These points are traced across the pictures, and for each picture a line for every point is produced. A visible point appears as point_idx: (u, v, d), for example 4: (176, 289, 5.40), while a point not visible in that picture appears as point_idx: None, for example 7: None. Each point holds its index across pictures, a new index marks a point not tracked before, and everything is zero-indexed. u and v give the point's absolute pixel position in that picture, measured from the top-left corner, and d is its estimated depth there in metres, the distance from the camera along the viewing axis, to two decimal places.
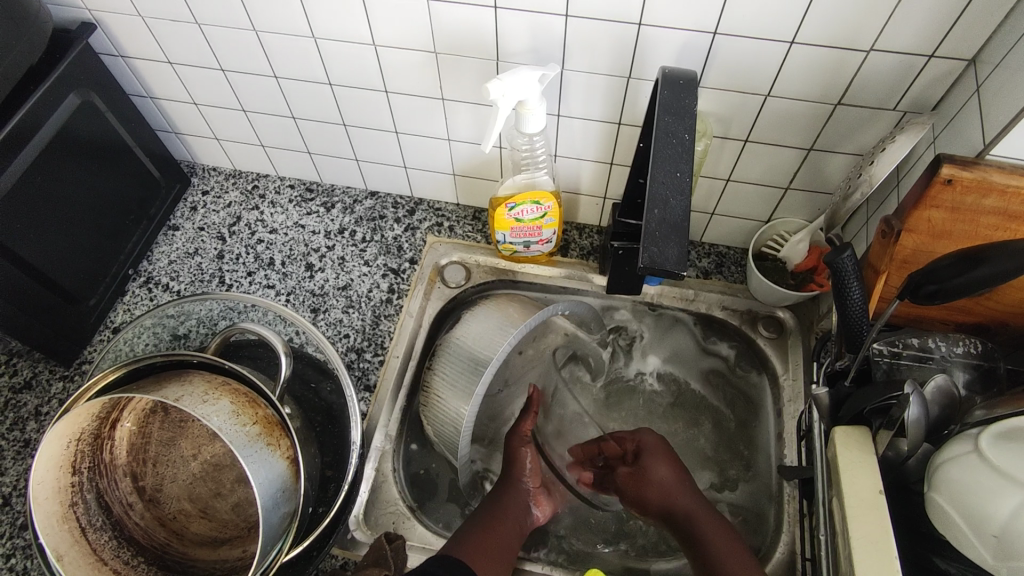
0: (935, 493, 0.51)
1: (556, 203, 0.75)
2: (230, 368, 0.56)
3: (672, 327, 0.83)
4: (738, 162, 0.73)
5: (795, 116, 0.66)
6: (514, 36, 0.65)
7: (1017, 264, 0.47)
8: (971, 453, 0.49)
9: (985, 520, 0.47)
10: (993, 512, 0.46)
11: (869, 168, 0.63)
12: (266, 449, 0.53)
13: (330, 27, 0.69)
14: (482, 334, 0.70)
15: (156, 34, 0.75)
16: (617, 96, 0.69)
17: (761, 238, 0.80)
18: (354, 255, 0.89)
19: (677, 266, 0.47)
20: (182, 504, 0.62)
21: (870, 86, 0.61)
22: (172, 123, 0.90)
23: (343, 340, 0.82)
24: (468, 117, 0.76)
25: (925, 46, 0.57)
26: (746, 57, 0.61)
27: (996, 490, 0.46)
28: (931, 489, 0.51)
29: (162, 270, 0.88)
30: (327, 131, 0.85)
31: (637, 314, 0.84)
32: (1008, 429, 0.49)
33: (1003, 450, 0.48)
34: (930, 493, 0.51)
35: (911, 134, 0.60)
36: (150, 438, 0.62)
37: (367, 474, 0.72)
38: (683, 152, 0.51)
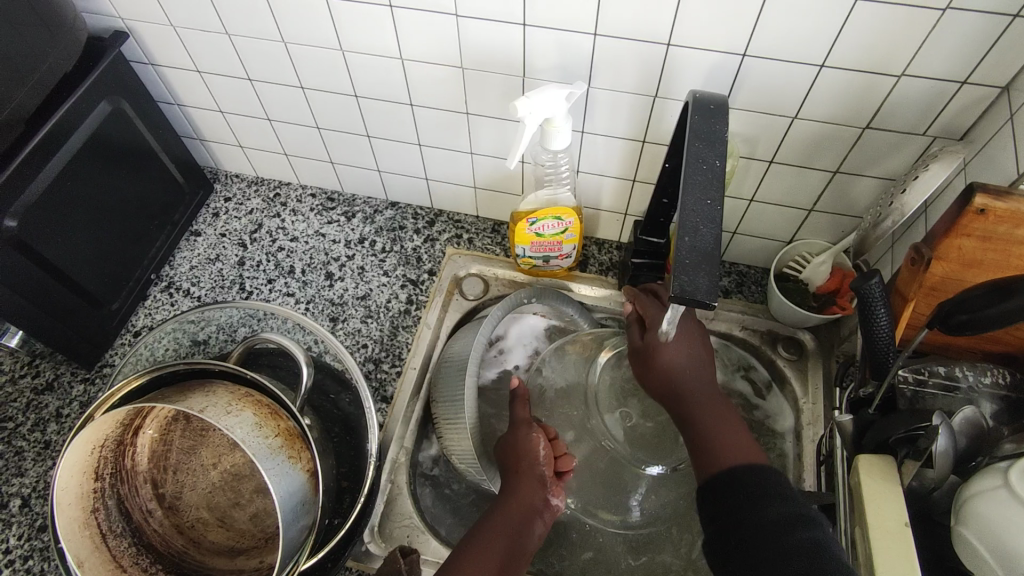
0: (965, 528, 0.50)
1: (578, 219, 0.75)
2: (252, 379, 0.56)
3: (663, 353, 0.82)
4: (763, 182, 0.73)
5: (822, 139, 0.66)
6: (541, 53, 0.65)
7: None
8: (1000, 488, 0.48)
9: (1015, 559, 0.46)
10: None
11: (899, 198, 0.63)
12: (286, 462, 0.53)
13: (359, 40, 0.70)
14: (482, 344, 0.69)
15: (186, 44, 0.76)
16: (642, 114, 0.68)
17: (783, 259, 0.79)
18: (373, 265, 0.89)
19: (707, 292, 0.47)
20: (200, 512, 0.62)
21: (900, 111, 0.61)
22: (198, 131, 0.91)
23: (361, 350, 0.82)
24: (491, 132, 0.76)
25: (958, 73, 0.56)
26: (776, 79, 0.61)
27: None
28: (958, 523, 0.50)
29: (183, 276, 0.89)
30: (351, 142, 0.85)
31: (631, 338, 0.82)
32: None
33: None
34: (958, 527, 0.50)
35: (945, 162, 0.59)
36: (171, 446, 0.62)
37: (382, 486, 0.72)
38: (714, 176, 0.50)
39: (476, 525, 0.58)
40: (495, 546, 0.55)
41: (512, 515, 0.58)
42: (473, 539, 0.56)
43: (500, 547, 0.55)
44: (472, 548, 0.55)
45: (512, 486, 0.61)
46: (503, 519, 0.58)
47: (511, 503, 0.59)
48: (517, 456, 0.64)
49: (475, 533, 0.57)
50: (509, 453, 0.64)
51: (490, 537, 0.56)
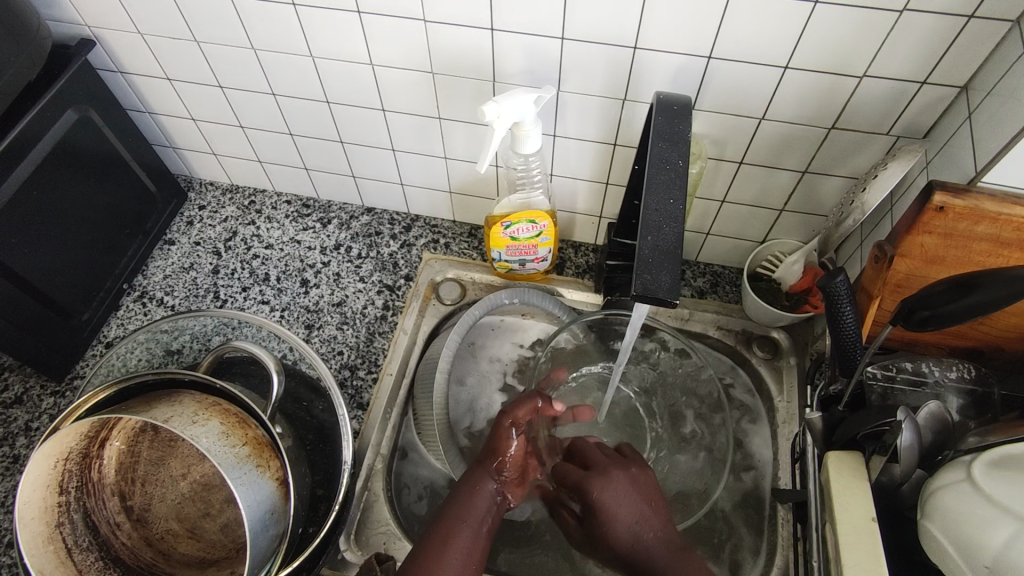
0: (929, 521, 0.50)
1: (552, 222, 0.76)
2: (220, 388, 0.56)
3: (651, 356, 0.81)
4: (733, 183, 0.73)
5: (789, 140, 0.66)
6: (510, 57, 0.65)
7: (1009, 292, 0.47)
8: (964, 481, 0.49)
9: (977, 551, 0.46)
10: (983, 539, 0.46)
11: (860, 196, 0.64)
12: (254, 471, 0.53)
13: (328, 45, 0.69)
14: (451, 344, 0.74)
15: (154, 50, 0.76)
16: (612, 118, 0.69)
17: (755, 259, 0.80)
18: (349, 271, 0.89)
19: (670, 292, 0.47)
20: (170, 524, 0.61)
21: (863, 112, 0.62)
22: (169, 138, 0.90)
23: (337, 357, 0.82)
24: (463, 136, 0.77)
25: (917, 73, 0.57)
26: (740, 81, 0.62)
27: (990, 521, 0.46)
28: (924, 517, 0.51)
29: (156, 285, 0.88)
30: (324, 147, 0.85)
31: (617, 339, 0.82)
32: (1000, 457, 0.49)
33: (996, 478, 0.48)
34: (923, 521, 0.51)
35: (903, 161, 0.62)
36: (139, 457, 0.61)
37: (359, 494, 0.71)
38: (678, 177, 0.51)
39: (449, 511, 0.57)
40: (464, 538, 0.55)
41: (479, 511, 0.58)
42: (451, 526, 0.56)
43: (464, 542, 0.55)
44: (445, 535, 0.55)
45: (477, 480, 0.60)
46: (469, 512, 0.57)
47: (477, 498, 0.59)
48: (495, 453, 0.62)
49: (448, 522, 0.56)
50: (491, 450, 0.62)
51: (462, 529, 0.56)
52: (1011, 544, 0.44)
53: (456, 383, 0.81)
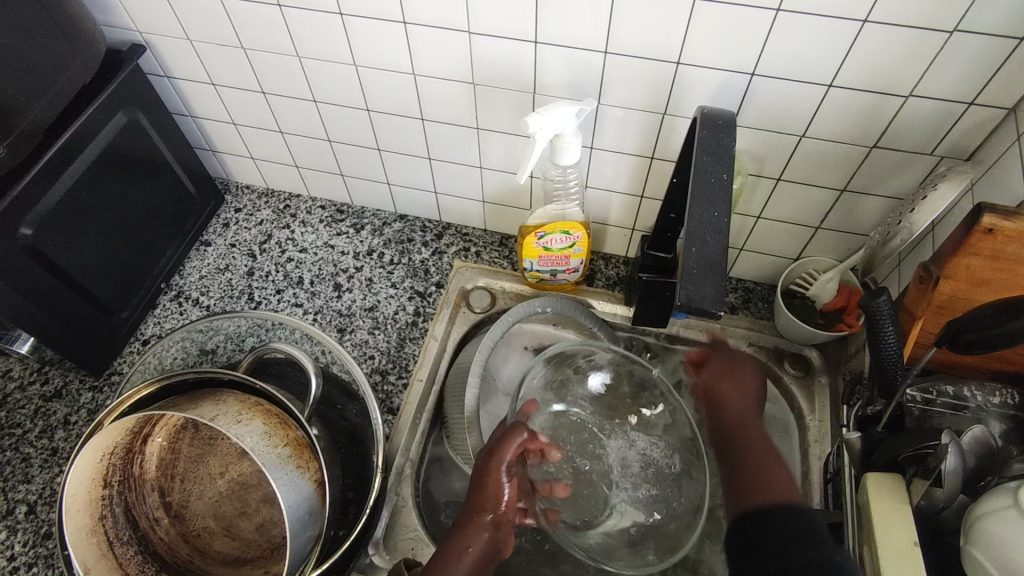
0: (972, 547, 0.49)
1: (586, 234, 0.76)
2: (261, 389, 0.57)
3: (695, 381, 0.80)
4: (770, 199, 0.73)
5: (830, 157, 0.66)
6: (552, 70, 0.66)
7: None
8: (1010, 507, 0.48)
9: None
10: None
11: (909, 216, 0.63)
12: (295, 472, 0.53)
13: (372, 55, 0.71)
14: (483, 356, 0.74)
15: (202, 57, 0.78)
16: (651, 130, 0.69)
17: (790, 275, 0.79)
18: (381, 277, 0.90)
19: (714, 305, 0.47)
20: (207, 521, 0.61)
21: (908, 131, 0.61)
22: (210, 141, 0.92)
23: (368, 361, 0.82)
24: (501, 146, 0.77)
25: (965, 95, 0.57)
26: (784, 98, 0.62)
27: None
28: (967, 543, 0.50)
29: (193, 285, 0.90)
30: (361, 154, 0.86)
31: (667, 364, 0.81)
32: None
33: None
34: (966, 547, 0.50)
35: (953, 183, 0.60)
36: (179, 454, 0.62)
37: (388, 498, 0.72)
38: (722, 192, 0.51)
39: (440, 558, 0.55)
40: None
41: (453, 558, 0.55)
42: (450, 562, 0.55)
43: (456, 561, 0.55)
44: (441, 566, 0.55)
45: (471, 529, 0.56)
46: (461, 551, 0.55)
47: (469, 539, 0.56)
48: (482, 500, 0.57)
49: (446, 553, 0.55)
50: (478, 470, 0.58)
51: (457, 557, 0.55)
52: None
53: (482, 392, 0.79)
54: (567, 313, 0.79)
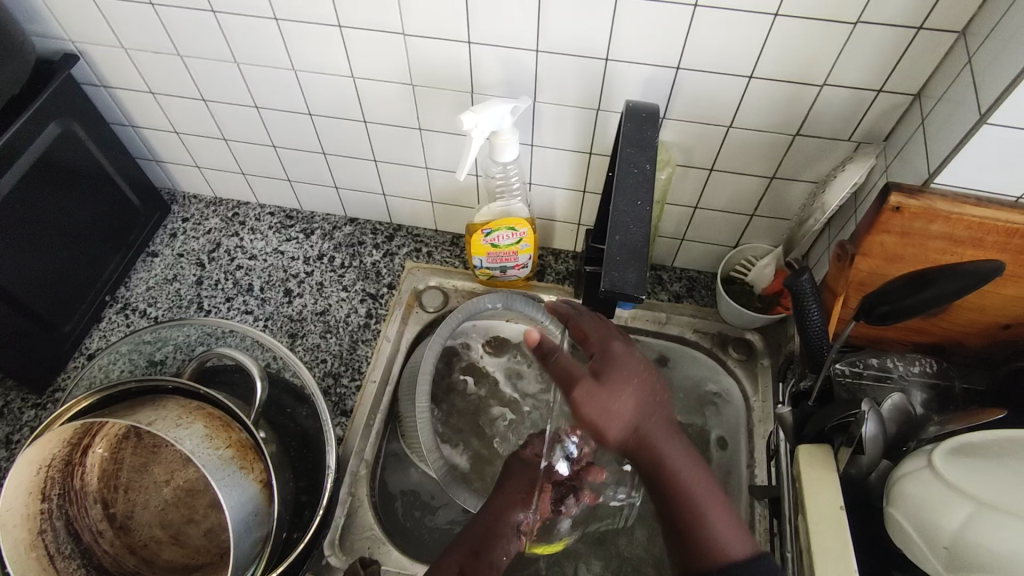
0: (891, 507, 0.52)
1: (531, 230, 0.78)
2: (204, 393, 0.57)
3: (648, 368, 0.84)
4: (704, 190, 0.76)
5: (757, 146, 0.69)
6: (487, 69, 0.67)
7: (959, 286, 0.49)
8: (925, 469, 0.51)
9: (938, 533, 0.48)
10: (943, 522, 0.48)
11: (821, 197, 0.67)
12: (238, 472, 0.54)
13: (310, 59, 0.71)
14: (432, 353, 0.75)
15: (138, 65, 0.77)
16: (587, 126, 0.71)
17: (729, 263, 0.82)
18: (332, 281, 0.90)
19: (637, 288, 0.49)
20: (153, 530, 0.61)
21: (824, 118, 0.65)
22: (152, 151, 0.91)
23: (320, 365, 0.82)
24: (444, 145, 0.78)
25: (874, 82, 0.60)
26: (709, 90, 0.64)
27: (948, 504, 0.48)
28: (889, 504, 0.52)
29: (140, 297, 0.89)
30: (306, 159, 0.87)
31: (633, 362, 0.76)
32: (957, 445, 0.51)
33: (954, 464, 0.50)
34: (887, 507, 0.53)
35: (859, 164, 0.65)
36: (122, 464, 0.61)
37: (343, 499, 0.72)
38: (646, 181, 0.53)
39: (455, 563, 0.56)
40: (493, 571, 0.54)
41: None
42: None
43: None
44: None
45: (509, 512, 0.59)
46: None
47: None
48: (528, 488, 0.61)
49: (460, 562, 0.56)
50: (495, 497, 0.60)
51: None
52: (968, 525, 0.47)
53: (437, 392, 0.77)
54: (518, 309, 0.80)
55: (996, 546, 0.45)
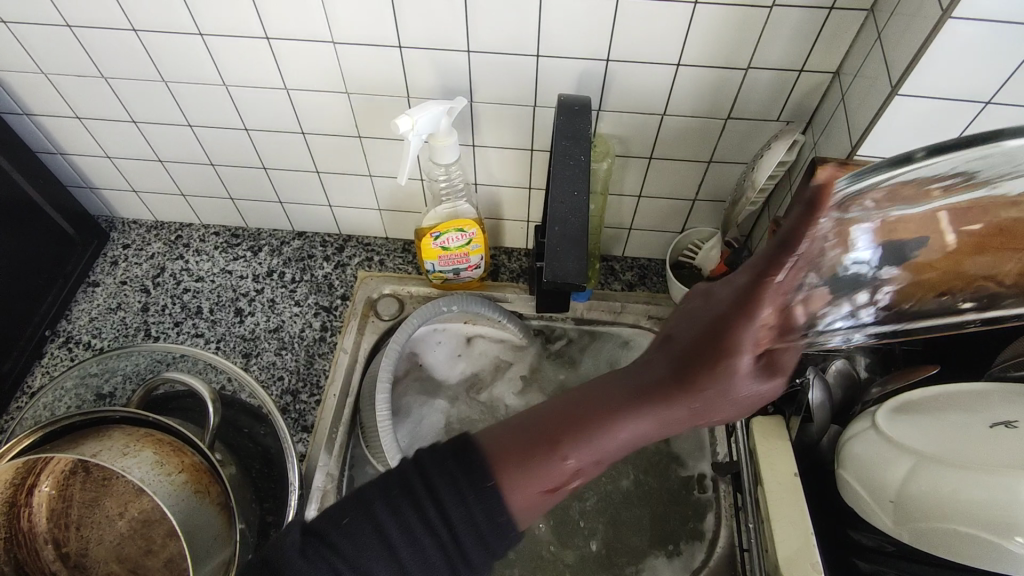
0: (842, 470, 0.54)
1: (480, 230, 0.78)
2: (153, 420, 0.56)
3: (610, 352, 0.85)
4: (645, 178, 0.77)
5: (691, 132, 0.71)
6: (421, 74, 0.68)
7: None
8: (870, 429, 0.54)
9: (883, 486, 0.50)
10: (888, 473, 0.50)
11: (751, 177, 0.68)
12: (193, 498, 0.52)
13: (241, 73, 0.70)
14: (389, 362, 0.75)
15: (61, 90, 0.75)
16: (526, 123, 0.72)
17: (677, 247, 0.84)
18: (284, 297, 0.88)
19: (578, 277, 0.50)
20: (111, 566, 0.59)
21: (750, 101, 0.67)
22: (85, 178, 0.88)
23: (277, 383, 0.81)
24: (386, 152, 0.78)
25: (794, 63, 0.63)
26: (640, 81, 0.66)
27: (891, 460, 0.50)
28: (839, 467, 0.54)
29: (83, 329, 0.85)
30: (247, 175, 0.85)
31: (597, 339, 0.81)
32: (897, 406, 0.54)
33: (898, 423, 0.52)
34: (838, 471, 0.54)
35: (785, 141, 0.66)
36: (71, 501, 0.58)
37: (310, 515, 0.71)
38: (580, 172, 0.54)
39: (534, 415, 0.39)
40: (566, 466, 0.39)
41: (618, 450, 0.38)
42: (464, 440, 0.39)
43: (590, 461, 0.37)
44: (518, 449, 0.38)
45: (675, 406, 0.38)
46: (583, 443, 0.37)
47: (585, 436, 0.37)
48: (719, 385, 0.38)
49: (580, 427, 0.38)
50: (707, 298, 0.38)
51: (503, 474, 0.37)
52: (912, 472, 0.48)
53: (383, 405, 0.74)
54: (474, 310, 0.81)
55: (940, 488, 0.46)
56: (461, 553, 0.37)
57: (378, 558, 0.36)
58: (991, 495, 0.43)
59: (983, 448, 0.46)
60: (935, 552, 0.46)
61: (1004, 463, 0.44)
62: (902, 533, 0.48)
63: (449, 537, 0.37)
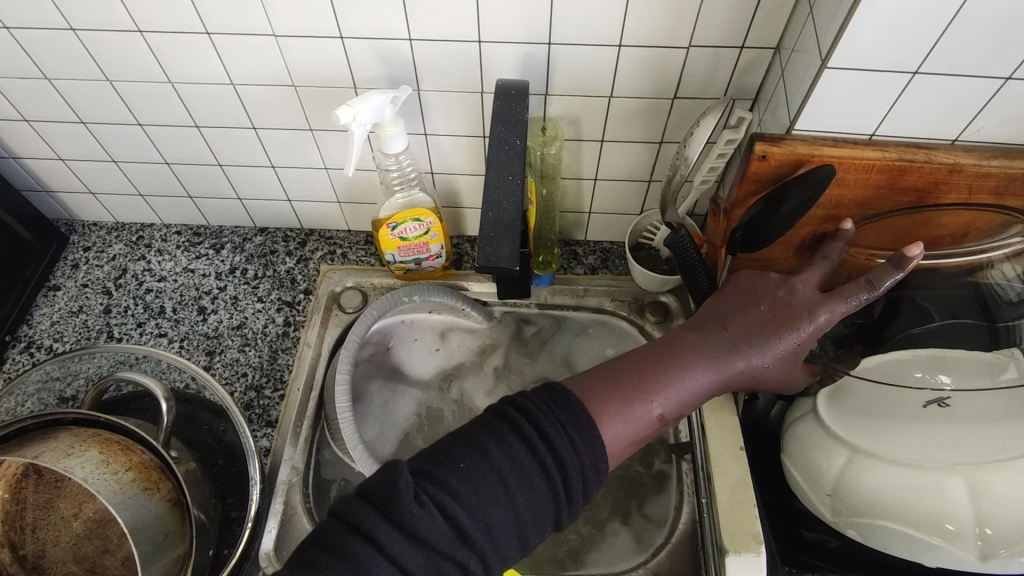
0: (786, 458, 0.55)
1: (437, 219, 0.78)
2: (102, 420, 0.56)
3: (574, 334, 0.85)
4: (598, 161, 0.78)
5: (638, 112, 0.71)
6: (365, 63, 0.67)
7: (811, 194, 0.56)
8: (810, 413, 0.55)
9: (821, 478, 0.52)
10: (826, 465, 0.52)
11: (683, 151, 0.66)
12: (141, 494, 0.53)
13: (185, 70, 0.70)
14: (348, 356, 0.75)
15: (6, 94, 0.74)
16: (474, 109, 0.72)
17: (637, 229, 0.83)
18: (247, 293, 0.88)
19: (514, 261, 0.51)
20: (69, 566, 0.59)
21: (694, 80, 0.67)
22: (39, 182, 0.88)
23: (241, 379, 0.81)
24: (338, 144, 0.78)
25: (733, 40, 0.63)
26: (583, 64, 0.66)
27: (829, 452, 0.52)
28: (783, 455, 0.56)
29: (44, 333, 0.85)
30: (202, 173, 0.85)
31: (568, 336, 0.85)
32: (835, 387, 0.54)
33: (834, 408, 0.53)
34: (784, 461, 0.56)
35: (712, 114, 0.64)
36: (25, 503, 0.59)
37: (275, 508, 0.71)
38: (516, 156, 0.54)
39: (618, 364, 0.51)
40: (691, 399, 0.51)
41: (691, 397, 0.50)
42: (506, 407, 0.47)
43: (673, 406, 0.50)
44: (602, 394, 0.49)
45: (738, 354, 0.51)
46: (668, 385, 0.50)
47: (651, 381, 0.50)
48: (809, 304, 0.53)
49: (662, 379, 0.50)
50: (759, 286, 0.54)
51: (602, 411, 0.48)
52: (849, 467, 0.51)
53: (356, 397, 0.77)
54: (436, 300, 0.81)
55: (875, 486, 0.49)
56: (566, 486, 0.45)
57: (492, 497, 0.43)
58: (922, 495, 0.48)
59: (910, 438, 0.49)
60: (868, 541, 0.51)
61: (930, 463, 0.48)
62: (841, 525, 0.51)
63: (557, 473, 0.44)
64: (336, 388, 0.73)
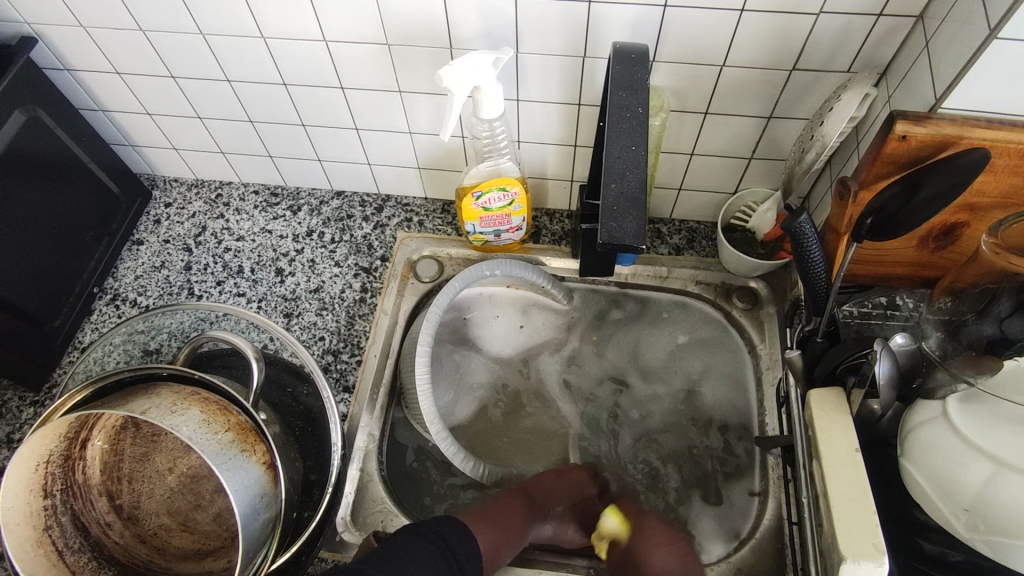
0: (907, 461, 0.53)
1: (523, 189, 0.75)
2: (199, 378, 0.56)
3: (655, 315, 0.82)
4: (699, 135, 0.73)
5: (751, 84, 0.66)
6: (465, 22, 0.64)
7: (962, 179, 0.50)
8: (939, 418, 0.52)
9: (956, 492, 0.49)
10: (964, 480, 0.49)
11: (819, 130, 0.63)
12: (240, 455, 0.53)
13: (280, 25, 0.68)
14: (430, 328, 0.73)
15: (101, 46, 0.74)
16: (573, 74, 0.68)
17: (729, 210, 0.79)
18: (324, 257, 0.88)
19: (635, 238, 0.48)
20: (162, 519, 0.61)
21: (820, 50, 0.62)
22: (126, 135, 0.88)
23: (318, 342, 0.81)
24: (426, 108, 0.75)
25: (872, 6, 0.57)
26: (698, 29, 0.61)
27: (966, 463, 0.49)
28: (902, 457, 0.54)
29: (128, 286, 0.87)
30: (285, 132, 0.84)
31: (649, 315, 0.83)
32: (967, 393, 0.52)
33: (969, 416, 0.50)
34: (903, 461, 0.54)
35: (856, 91, 0.61)
36: (122, 455, 0.61)
37: (352, 474, 0.71)
38: (637, 125, 0.51)
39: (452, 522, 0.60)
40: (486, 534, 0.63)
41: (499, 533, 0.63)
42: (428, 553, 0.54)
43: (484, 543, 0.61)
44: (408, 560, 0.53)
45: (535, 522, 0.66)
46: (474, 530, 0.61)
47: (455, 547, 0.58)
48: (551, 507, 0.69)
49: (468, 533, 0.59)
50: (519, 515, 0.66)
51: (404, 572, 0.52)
52: (990, 484, 0.47)
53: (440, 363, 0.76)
54: (515, 274, 0.78)
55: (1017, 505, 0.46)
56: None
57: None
58: None
59: None
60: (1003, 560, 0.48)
61: None
62: (975, 541, 0.49)
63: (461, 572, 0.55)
64: (415, 358, 0.71)
